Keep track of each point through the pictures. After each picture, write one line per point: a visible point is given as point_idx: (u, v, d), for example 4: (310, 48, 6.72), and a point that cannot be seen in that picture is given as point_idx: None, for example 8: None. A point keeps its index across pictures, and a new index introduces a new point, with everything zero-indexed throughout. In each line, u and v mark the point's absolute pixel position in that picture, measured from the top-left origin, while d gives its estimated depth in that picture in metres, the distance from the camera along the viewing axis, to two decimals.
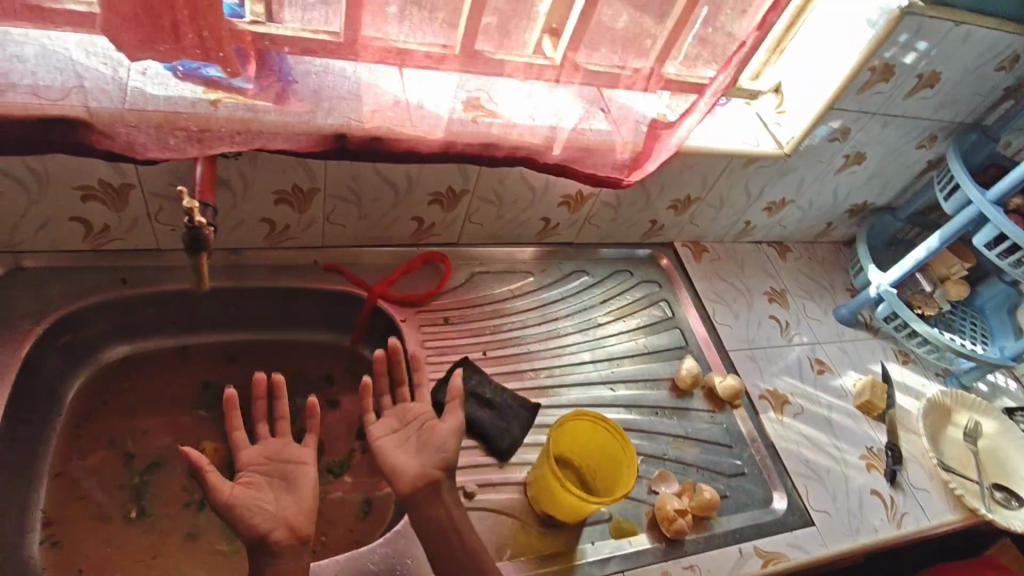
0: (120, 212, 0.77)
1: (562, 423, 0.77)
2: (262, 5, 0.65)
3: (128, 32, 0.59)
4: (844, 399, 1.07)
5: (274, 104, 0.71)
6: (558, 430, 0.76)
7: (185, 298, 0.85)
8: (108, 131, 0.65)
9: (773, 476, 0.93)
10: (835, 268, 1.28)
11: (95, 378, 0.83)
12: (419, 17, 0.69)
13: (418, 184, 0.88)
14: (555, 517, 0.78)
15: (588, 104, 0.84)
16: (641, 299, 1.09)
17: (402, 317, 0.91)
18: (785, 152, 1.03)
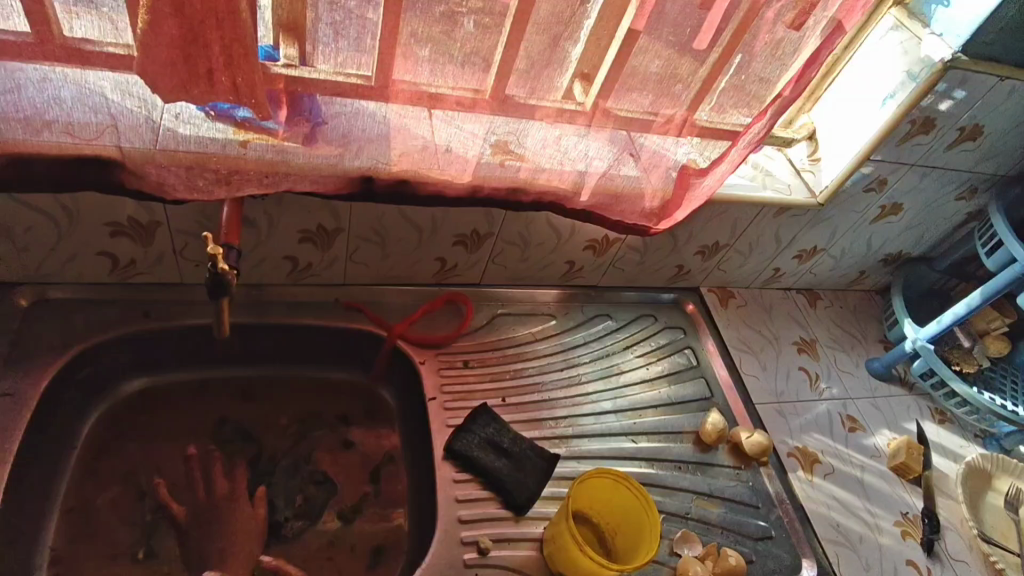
0: (146, 248, 0.77)
1: (584, 480, 0.74)
2: (294, 49, 0.63)
3: (162, 79, 0.60)
4: (877, 460, 1.02)
5: (302, 145, 0.70)
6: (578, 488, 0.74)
7: (206, 332, 0.84)
8: (139, 171, 0.67)
9: (803, 542, 0.89)
10: (868, 318, 1.24)
11: (112, 411, 0.83)
12: (449, 61, 0.68)
13: (443, 226, 0.87)
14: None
15: (619, 153, 0.82)
16: (665, 345, 1.06)
17: (421, 359, 0.90)
18: (819, 202, 1.01)
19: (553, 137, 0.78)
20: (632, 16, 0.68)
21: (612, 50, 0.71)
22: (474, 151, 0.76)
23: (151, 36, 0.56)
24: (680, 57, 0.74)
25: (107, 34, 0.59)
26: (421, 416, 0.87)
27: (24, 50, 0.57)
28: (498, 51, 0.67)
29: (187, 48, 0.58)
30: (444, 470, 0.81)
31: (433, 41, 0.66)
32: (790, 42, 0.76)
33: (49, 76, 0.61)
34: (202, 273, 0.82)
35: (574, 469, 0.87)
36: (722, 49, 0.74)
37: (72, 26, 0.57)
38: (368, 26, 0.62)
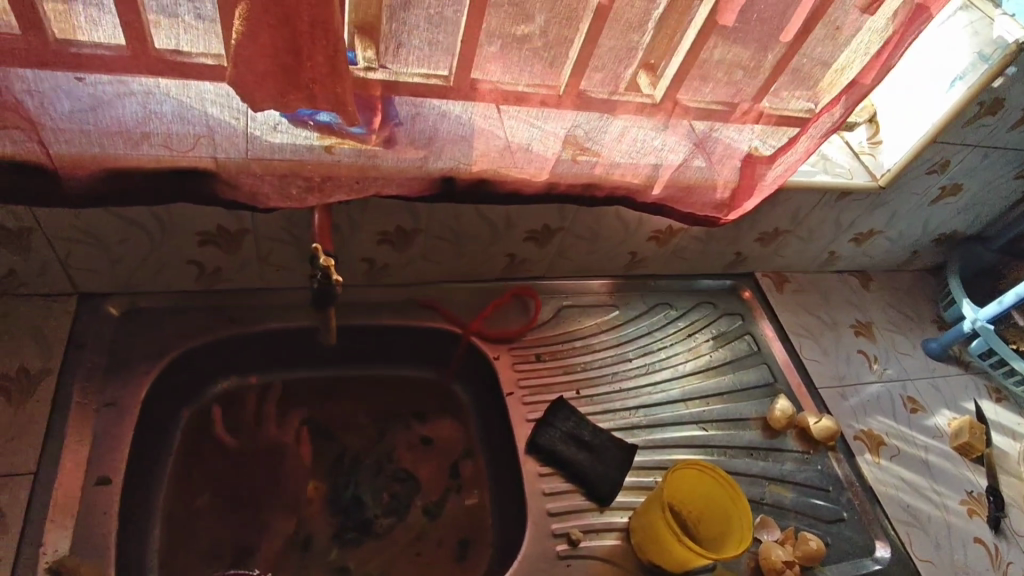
0: (233, 256, 0.79)
1: (676, 471, 0.76)
2: (372, 50, 0.62)
3: (261, 91, 0.59)
4: (940, 440, 1.03)
5: (384, 148, 0.70)
6: (670, 479, 0.75)
7: (287, 334, 0.86)
8: (233, 180, 0.66)
9: (874, 524, 0.91)
10: (920, 298, 1.25)
11: (201, 414, 0.85)
12: (533, 61, 0.67)
13: (516, 224, 0.88)
14: (655, 563, 0.77)
15: (693, 147, 0.82)
16: (727, 332, 1.07)
17: (496, 354, 0.92)
18: (880, 184, 1.00)
19: (630, 131, 0.78)
20: (711, 7, 0.67)
21: (687, 39, 0.70)
22: (552, 149, 0.76)
23: (250, 48, 0.55)
24: (758, 48, 0.73)
25: (195, 42, 0.58)
26: (499, 411, 0.89)
27: (122, 64, 0.57)
28: (575, 47, 0.66)
29: (287, 58, 0.57)
30: (530, 463, 0.83)
31: (519, 43, 0.65)
32: (874, 28, 0.74)
33: (152, 90, 0.60)
34: (284, 278, 0.84)
35: (651, 458, 0.89)
36: (802, 37, 0.72)
37: (160, 35, 0.56)
38: (449, 25, 0.61)
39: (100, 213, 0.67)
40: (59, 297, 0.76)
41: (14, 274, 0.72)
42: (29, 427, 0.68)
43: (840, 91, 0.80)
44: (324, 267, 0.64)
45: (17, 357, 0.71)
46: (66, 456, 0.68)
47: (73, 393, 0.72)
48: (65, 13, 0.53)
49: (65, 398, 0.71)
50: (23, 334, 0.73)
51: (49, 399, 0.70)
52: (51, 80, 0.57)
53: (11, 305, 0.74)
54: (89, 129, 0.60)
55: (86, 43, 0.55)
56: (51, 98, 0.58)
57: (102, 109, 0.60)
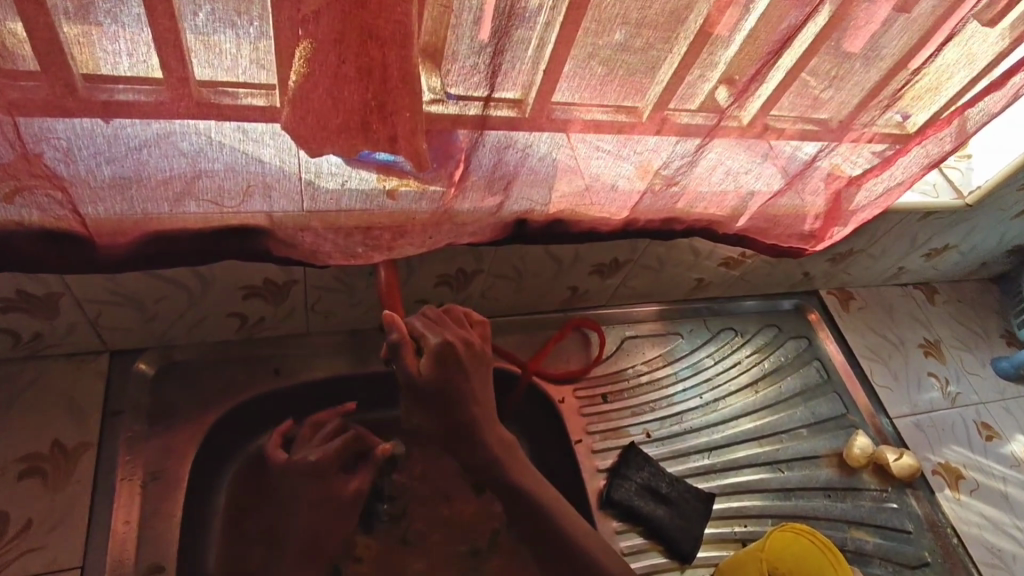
0: (278, 305, 0.71)
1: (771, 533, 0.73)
2: (437, 77, 0.51)
3: (336, 146, 0.52)
4: (1017, 469, 0.98)
5: (446, 187, 0.60)
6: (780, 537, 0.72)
7: (337, 383, 0.78)
8: (290, 238, 0.60)
9: (960, 568, 0.86)
10: (986, 311, 1.18)
11: (243, 475, 0.76)
12: (628, 94, 0.59)
13: (584, 259, 0.81)
14: None
15: (787, 181, 0.74)
16: (793, 359, 1.00)
17: (560, 397, 0.85)
18: (967, 203, 0.92)
19: (721, 163, 0.70)
20: (821, 24, 0.58)
21: (791, 56, 0.61)
22: (637, 185, 0.68)
23: (324, 101, 0.49)
24: (868, 68, 0.64)
25: (239, 71, 0.47)
26: (565, 459, 0.83)
27: (165, 108, 0.47)
28: (665, 72, 0.57)
29: (367, 114, 0.50)
30: (605, 520, 0.78)
31: (615, 75, 0.56)
32: (992, 38, 0.65)
33: (202, 149, 0.51)
34: (332, 323, 0.77)
35: (728, 506, 0.84)
36: (920, 47, 0.63)
37: (198, 64, 0.46)
38: (534, 54, 0.52)
39: (137, 274, 0.61)
40: (89, 356, 0.69)
41: (38, 336, 0.64)
42: (71, 511, 0.62)
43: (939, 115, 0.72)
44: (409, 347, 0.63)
45: (50, 430, 0.65)
46: (112, 544, 0.61)
47: (112, 470, 0.65)
48: (86, 36, 0.42)
49: (106, 475, 0.65)
50: (56, 401, 0.66)
51: (89, 478, 0.64)
52: (88, 145, 0.48)
53: (38, 368, 0.67)
54: (132, 194, 0.52)
55: (119, 85, 0.45)
56: (88, 164, 0.49)
57: (146, 172, 0.51)
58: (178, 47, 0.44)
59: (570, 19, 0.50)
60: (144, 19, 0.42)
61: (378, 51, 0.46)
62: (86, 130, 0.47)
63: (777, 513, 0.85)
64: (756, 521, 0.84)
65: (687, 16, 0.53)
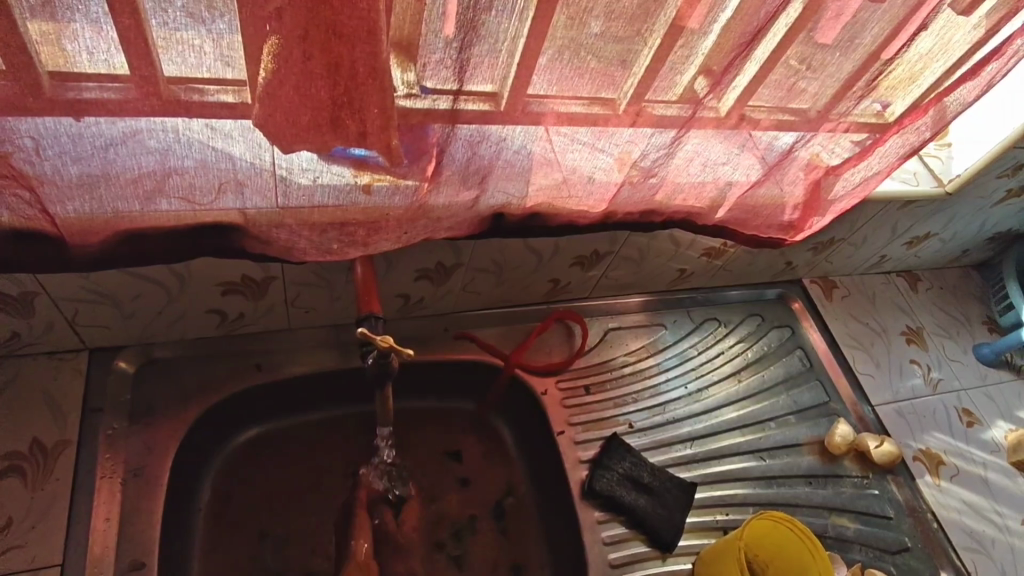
0: (258, 302, 0.71)
1: (753, 518, 0.74)
2: (411, 71, 0.51)
3: (307, 142, 0.52)
4: (996, 454, 1.00)
5: (422, 182, 0.60)
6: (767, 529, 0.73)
7: (319, 377, 0.78)
8: (265, 235, 0.60)
9: (939, 553, 0.87)
10: (969, 298, 1.19)
11: (228, 462, 0.76)
12: (603, 86, 0.58)
13: (564, 251, 0.81)
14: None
15: (765, 172, 0.75)
16: (776, 348, 1.01)
17: (542, 389, 0.85)
18: (947, 191, 0.93)
19: (698, 156, 0.71)
20: (795, 15, 0.58)
21: (765, 48, 0.61)
22: (614, 178, 0.68)
23: (292, 97, 0.48)
24: (844, 58, 0.64)
25: (204, 67, 0.47)
26: (548, 450, 0.84)
27: (131, 105, 0.47)
28: (639, 64, 0.57)
29: (337, 110, 0.50)
30: (587, 510, 0.79)
31: (589, 69, 0.56)
32: (968, 28, 0.65)
33: (172, 146, 0.51)
34: (312, 319, 0.77)
35: (710, 495, 0.85)
36: (894, 37, 0.63)
37: (166, 60, 0.45)
38: (507, 49, 0.52)
39: (114, 273, 0.61)
40: (67, 354, 0.69)
41: (16, 335, 0.64)
42: (51, 510, 0.62)
43: (913, 104, 0.73)
44: (381, 347, 0.58)
45: (29, 429, 0.65)
46: (93, 541, 0.62)
47: (93, 467, 0.65)
48: (50, 34, 0.42)
49: (87, 474, 0.65)
50: (35, 399, 0.66)
51: (69, 476, 0.64)
52: (55, 145, 0.48)
53: (18, 365, 0.67)
54: (102, 193, 0.52)
55: (85, 83, 0.45)
56: (55, 164, 0.49)
57: (115, 171, 0.51)
58: (142, 45, 0.44)
59: (540, 13, 0.50)
60: (107, 17, 0.42)
61: (345, 47, 0.46)
62: (51, 130, 0.47)
63: (759, 501, 0.86)
64: (737, 509, 0.85)
65: (659, 10, 0.53)
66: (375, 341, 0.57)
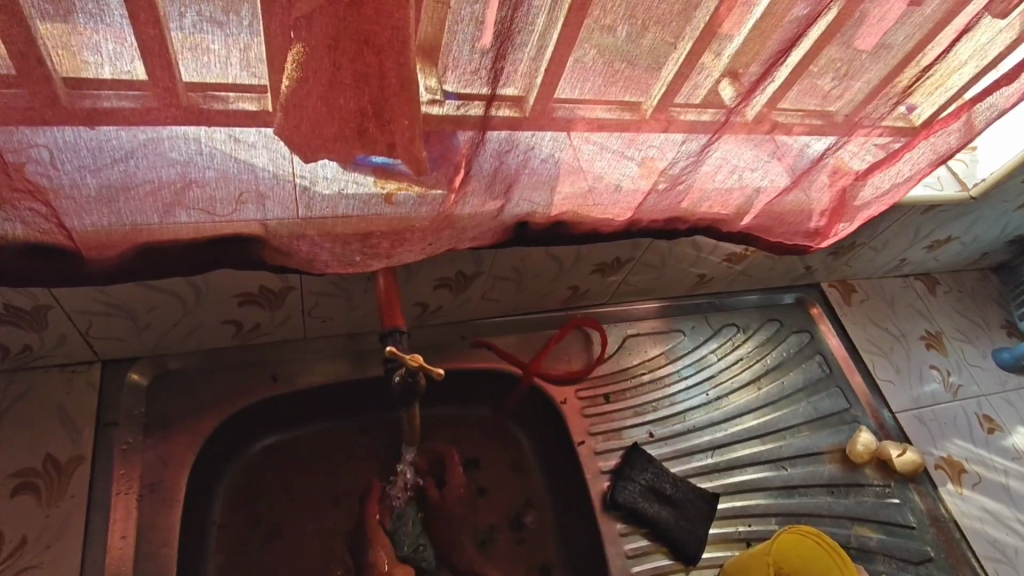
0: (275, 311, 0.70)
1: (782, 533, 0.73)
2: (436, 77, 0.49)
3: (332, 153, 0.50)
4: (1018, 462, 0.99)
5: (446, 192, 0.58)
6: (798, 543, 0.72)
7: (336, 387, 0.77)
8: (286, 247, 0.58)
9: (962, 563, 0.86)
10: (989, 301, 1.18)
11: (244, 473, 0.75)
12: (631, 93, 0.56)
13: (585, 258, 0.80)
14: None
15: (794, 178, 0.73)
16: (796, 354, 0.99)
17: (562, 398, 0.84)
18: (971, 195, 0.91)
19: (726, 163, 0.69)
20: (831, 18, 0.56)
21: (798, 53, 0.59)
22: (640, 186, 0.67)
23: (318, 107, 0.47)
24: (877, 63, 0.63)
25: (228, 76, 0.45)
26: (568, 460, 0.82)
27: (151, 115, 0.45)
28: (669, 70, 0.55)
29: (364, 120, 0.48)
30: (608, 522, 0.78)
31: (619, 76, 0.54)
32: (1004, 30, 0.63)
33: (193, 158, 0.49)
34: (329, 328, 0.75)
35: (732, 505, 0.84)
36: (928, 41, 0.61)
37: (185, 68, 0.43)
38: (536, 57, 0.50)
39: (129, 285, 0.59)
40: (80, 367, 0.67)
41: (28, 348, 0.63)
42: (67, 528, 0.60)
43: (944, 108, 0.71)
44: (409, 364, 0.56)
45: (43, 444, 0.63)
46: (110, 560, 0.61)
47: (109, 482, 0.64)
48: (66, 42, 0.40)
49: (102, 490, 0.63)
50: (48, 413, 0.65)
51: (84, 492, 0.62)
52: (73, 158, 0.46)
53: (30, 379, 0.65)
54: (121, 206, 0.50)
55: (103, 92, 0.43)
56: (73, 177, 0.47)
57: (134, 183, 0.49)
58: (164, 54, 0.42)
59: (572, 19, 0.48)
60: (129, 24, 0.40)
61: (374, 57, 0.44)
62: (68, 143, 0.45)
63: (781, 511, 0.85)
64: (759, 520, 0.84)
65: (694, 15, 0.51)
66: (403, 358, 0.56)
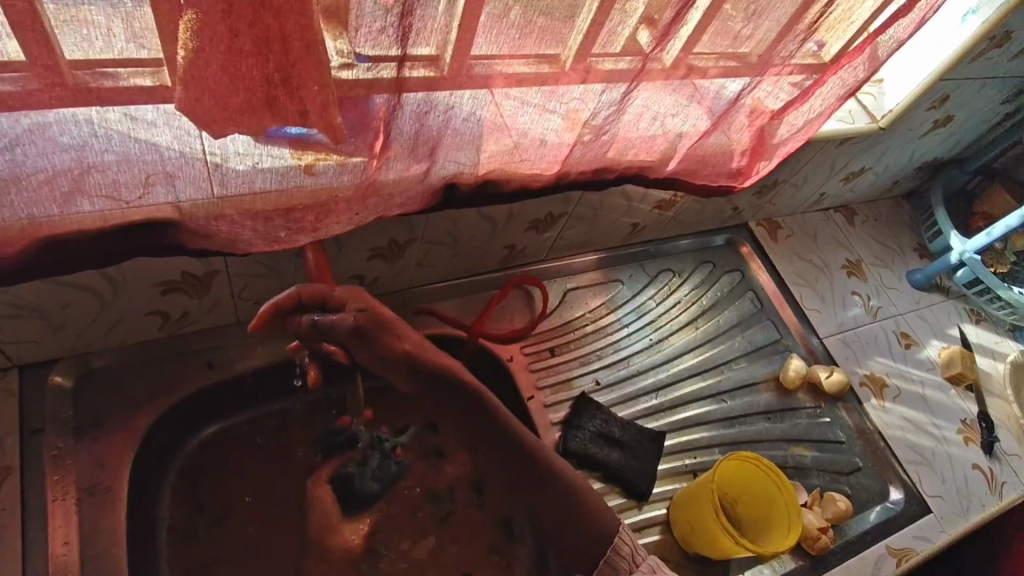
0: (202, 298, 0.67)
1: (728, 460, 0.77)
2: (346, 40, 0.48)
3: (241, 126, 0.48)
4: (932, 372, 1.07)
5: (369, 159, 0.56)
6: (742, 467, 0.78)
7: (276, 369, 0.75)
8: (202, 229, 0.55)
9: (887, 469, 0.94)
10: (901, 227, 1.26)
11: (190, 464, 0.73)
12: (547, 44, 0.56)
13: (518, 216, 0.80)
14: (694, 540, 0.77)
15: (714, 121, 0.74)
16: (730, 292, 1.04)
17: (508, 355, 0.85)
18: (880, 127, 0.96)
19: (647, 109, 0.70)
20: None
21: None
22: (565, 138, 0.67)
23: (219, 78, 0.44)
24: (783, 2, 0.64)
25: (115, 49, 0.42)
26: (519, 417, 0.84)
27: (33, 98, 0.42)
28: (582, 18, 0.55)
29: (271, 88, 0.46)
30: None
31: (534, 26, 0.53)
32: None
33: (88, 141, 0.46)
34: (263, 309, 0.73)
35: (678, 441, 0.88)
36: None
37: (65, 43, 0.40)
38: (447, 12, 0.49)
39: (35, 284, 0.55)
40: None
41: None
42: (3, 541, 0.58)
43: (848, 43, 0.73)
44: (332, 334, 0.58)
45: None
46: (54, 568, 0.58)
47: (43, 490, 0.61)
48: None
49: (36, 498, 0.61)
50: None
51: (17, 504, 0.60)
52: None
53: None
54: (13, 199, 0.46)
55: None
56: None
57: (24, 173, 0.45)
58: (35, 29, 0.38)
59: None
60: None
61: (273, 18, 0.42)
62: None
63: (723, 441, 0.90)
64: (704, 452, 0.88)
65: None
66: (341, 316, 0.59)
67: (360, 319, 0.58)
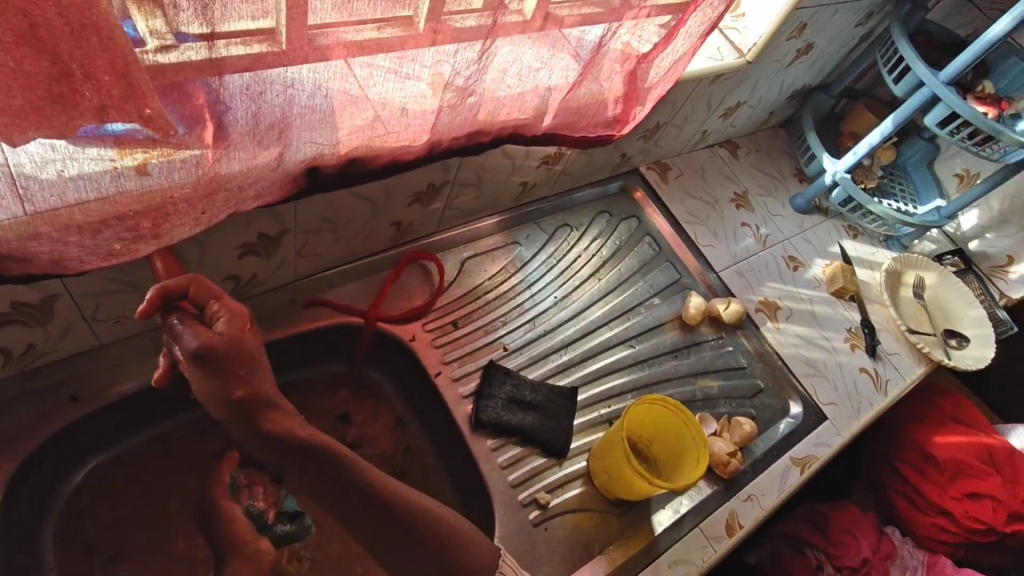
0: (47, 326, 0.60)
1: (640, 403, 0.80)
2: (157, 17, 0.42)
3: (35, 129, 0.42)
4: (818, 289, 1.14)
5: (206, 150, 0.51)
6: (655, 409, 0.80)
7: (154, 389, 0.70)
8: (19, 253, 0.49)
9: (785, 385, 1.00)
10: (781, 154, 1.31)
11: (72, 504, 0.67)
12: (390, 5, 0.52)
13: (397, 191, 0.76)
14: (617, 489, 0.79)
15: (581, 70, 0.73)
16: (626, 239, 1.05)
17: (410, 335, 0.83)
18: (747, 60, 0.98)
19: (512, 65, 0.67)
20: None
21: None
22: (429, 104, 0.63)
23: None
24: None
25: None
26: (429, 395, 0.83)
27: None
28: None
29: (63, 82, 0.40)
30: (479, 441, 0.80)
31: None
32: None
33: None
34: (127, 327, 0.67)
35: (591, 393, 0.90)
36: None
37: None
38: None
39: None
40: None
41: None
42: None
43: None
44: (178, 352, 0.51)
45: None
46: None
47: None
48: None
49: None
50: None
51: None
52: None
53: None
54: None
55: None
56: None
57: None
58: None
59: None
60: None
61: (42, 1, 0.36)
62: None
63: (635, 385, 0.92)
64: (617, 399, 0.90)
65: None
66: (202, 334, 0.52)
67: (212, 340, 0.50)
